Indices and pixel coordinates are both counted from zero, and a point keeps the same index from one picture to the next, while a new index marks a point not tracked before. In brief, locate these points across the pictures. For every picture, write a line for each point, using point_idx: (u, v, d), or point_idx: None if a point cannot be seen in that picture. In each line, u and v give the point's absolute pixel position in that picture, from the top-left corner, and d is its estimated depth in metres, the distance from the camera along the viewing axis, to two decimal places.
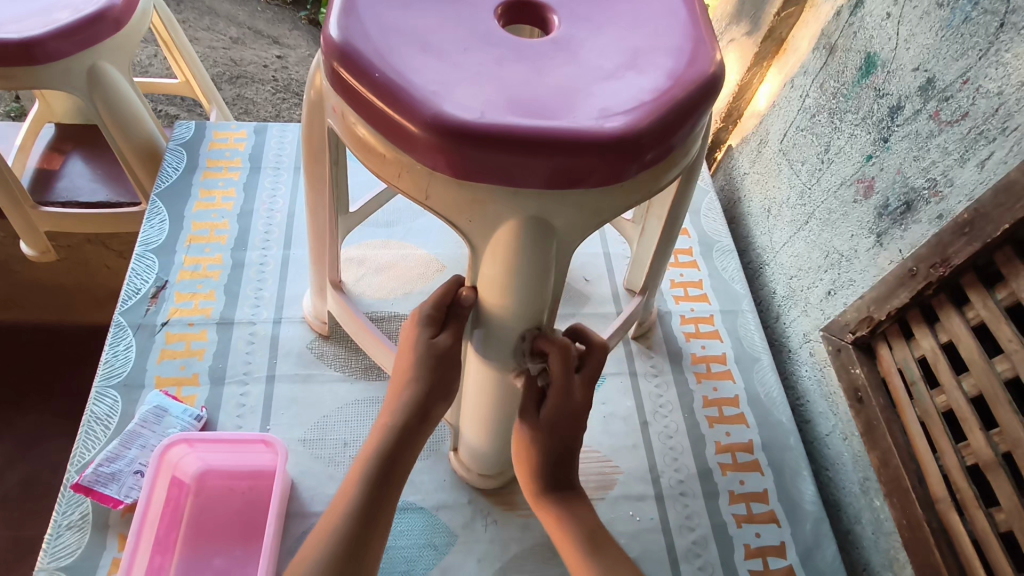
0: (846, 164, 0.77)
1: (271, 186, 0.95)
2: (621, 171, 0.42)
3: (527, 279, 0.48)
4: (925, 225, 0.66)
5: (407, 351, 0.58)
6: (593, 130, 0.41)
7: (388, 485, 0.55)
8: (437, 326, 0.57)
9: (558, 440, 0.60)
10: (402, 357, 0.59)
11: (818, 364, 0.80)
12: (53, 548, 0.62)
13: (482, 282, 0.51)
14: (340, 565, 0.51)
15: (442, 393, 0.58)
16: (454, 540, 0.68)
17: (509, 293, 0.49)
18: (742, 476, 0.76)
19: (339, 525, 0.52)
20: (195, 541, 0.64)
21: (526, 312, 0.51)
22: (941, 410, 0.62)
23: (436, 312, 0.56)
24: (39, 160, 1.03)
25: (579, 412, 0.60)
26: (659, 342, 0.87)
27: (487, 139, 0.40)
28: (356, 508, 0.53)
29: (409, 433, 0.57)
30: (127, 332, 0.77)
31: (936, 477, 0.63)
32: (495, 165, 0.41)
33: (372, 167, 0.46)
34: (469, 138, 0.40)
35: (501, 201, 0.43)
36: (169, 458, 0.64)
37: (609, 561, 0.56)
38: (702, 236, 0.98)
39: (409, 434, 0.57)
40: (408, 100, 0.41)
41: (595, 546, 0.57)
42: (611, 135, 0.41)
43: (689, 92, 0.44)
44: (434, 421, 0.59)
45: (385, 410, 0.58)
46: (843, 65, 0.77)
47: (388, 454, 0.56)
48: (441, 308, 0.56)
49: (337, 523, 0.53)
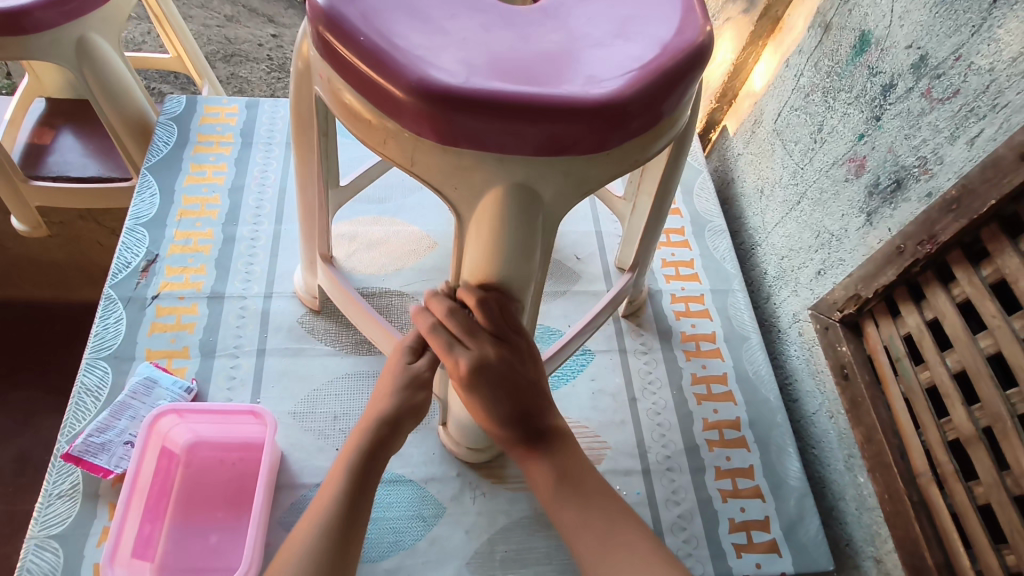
0: (839, 143, 0.77)
1: (262, 161, 0.94)
2: (608, 138, 0.42)
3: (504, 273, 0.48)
4: (914, 203, 0.66)
5: (384, 373, 0.59)
6: (579, 95, 0.41)
7: (370, 478, 0.55)
8: (416, 352, 0.60)
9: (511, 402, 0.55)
10: (381, 377, 0.60)
11: (806, 343, 0.81)
12: (44, 517, 0.63)
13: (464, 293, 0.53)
14: (328, 551, 0.50)
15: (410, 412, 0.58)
16: (442, 512, 0.69)
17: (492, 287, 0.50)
18: (729, 452, 0.77)
19: (325, 519, 0.52)
20: (185, 511, 0.65)
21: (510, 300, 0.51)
22: (925, 386, 0.63)
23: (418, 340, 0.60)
24: (29, 134, 1.03)
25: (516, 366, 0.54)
26: (650, 320, 0.87)
27: (474, 104, 0.40)
28: (342, 496, 0.53)
29: (386, 438, 0.57)
30: (117, 305, 0.77)
31: (918, 452, 0.64)
32: (481, 132, 0.41)
33: (359, 135, 0.45)
34: (455, 102, 0.40)
35: (488, 167, 0.43)
36: (158, 429, 0.65)
37: (596, 510, 0.55)
38: (695, 216, 0.97)
39: (386, 439, 0.57)
40: (392, 64, 0.40)
41: (582, 495, 0.56)
42: (597, 101, 0.41)
43: (676, 60, 0.44)
44: (406, 432, 0.59)
45: (360, 421, 0.58)
46: (837, 44, 0.77)
47: (370, 450, 0.56)
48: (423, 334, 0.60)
49: (325, 508, 0.52)
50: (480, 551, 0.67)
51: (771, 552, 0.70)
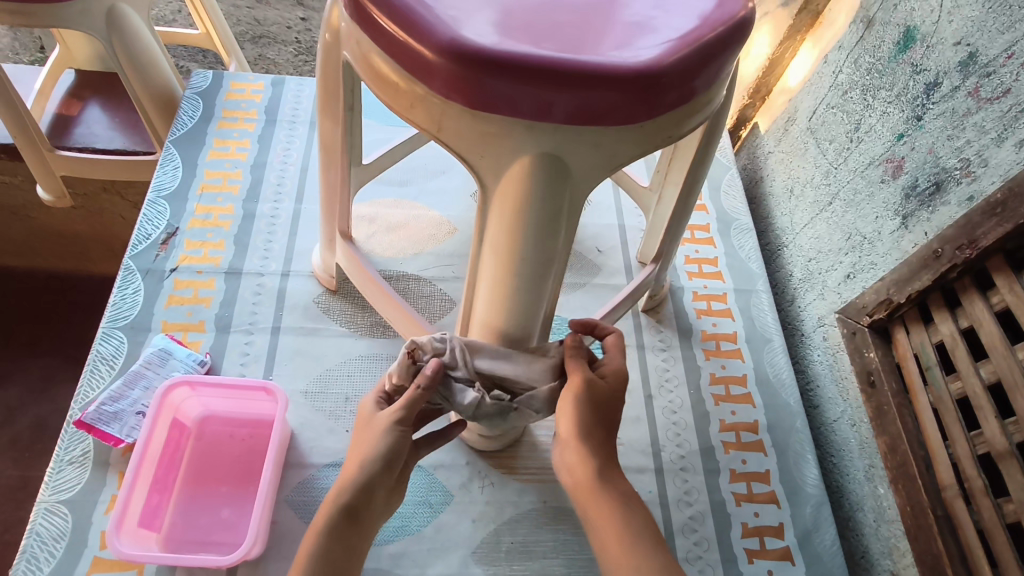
0: (876, 142, 0.76)
1: (285, 139, 0.93)
2: (644, 108, 0.40)
3: (526, 245, 0.46)
4: (954, 207, 0.64)
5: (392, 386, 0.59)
6: (615, 62, 0.39)
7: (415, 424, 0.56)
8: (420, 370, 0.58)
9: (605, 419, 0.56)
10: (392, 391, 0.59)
11: (831, 348, 0.79)
12: (55, 482, 0.63)
13: (485, 283, 0.52)
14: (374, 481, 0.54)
15: (382, 477, 0.54)
16: (450, 500, 0.68)
17: (513, 261, 0.47)
18: (745, 455, 0.75)
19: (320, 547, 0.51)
20: (194, 484, 0.65)
21: (536, 286, 0.50)
22: (956, 397, 0.60)
23: (408, 412, 0.55)
24: (58, 105, 1.05)
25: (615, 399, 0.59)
26: (669, 317, 0.85)
27: (506, 65, 0.38)
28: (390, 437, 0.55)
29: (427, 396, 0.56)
30: (135, 277, 0.77)
31: (946, 465, 0.61)
32: (510, 95, 0.39)
33: (386, 100, 0.44)
34: (487, 64, 0.38)
35: (514, 134, 0.41)
36: (171, 400, 0.64)
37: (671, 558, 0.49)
38: (721, 213, 0.95)
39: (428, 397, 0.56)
40: (422, 24, 0.39)
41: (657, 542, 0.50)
42: (633, 69, 0.39)
43: (715, 34, 0.42)
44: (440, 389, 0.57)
45: (337, 482, 0.54)
46: (880, 40, 0.76)
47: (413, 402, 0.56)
48: (415, 408, 0.55)
49: (375, 444, 0.54)
50: (486, 541, 0.66)
51: (784, 560, 0.68)
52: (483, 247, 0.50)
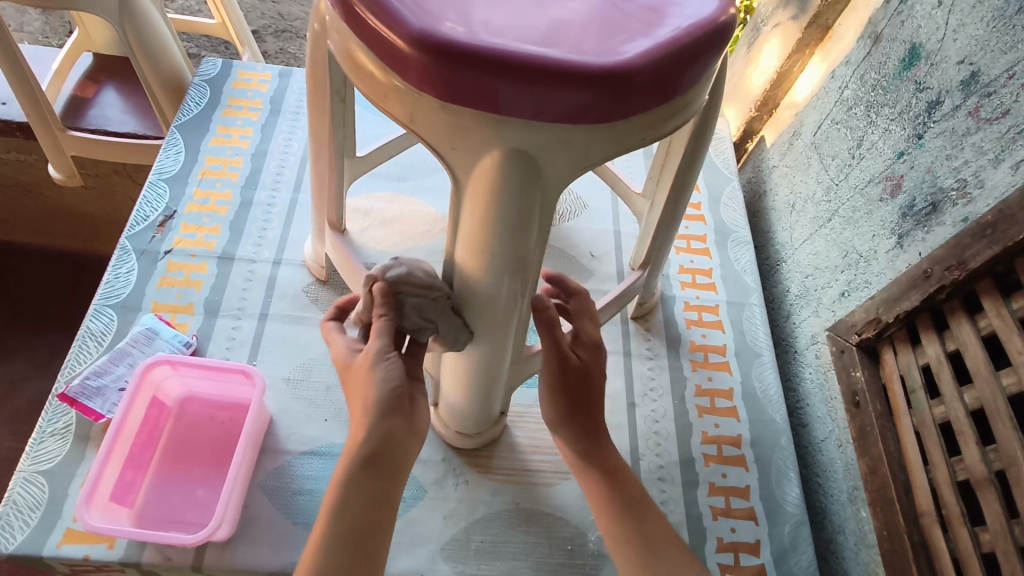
0: (877, 160, 0.75)
1: (288, 130, 0.94)
2: (615, 108, 0.40)
3: (500, 234, 0.46)
4: (948, 227, 0.63)
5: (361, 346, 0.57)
6: (586, 60, 0.39)
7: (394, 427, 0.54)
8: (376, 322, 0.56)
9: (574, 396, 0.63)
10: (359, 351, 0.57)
11: (822, 367, 0.78)
12: (35, 453, 0.64)
13: (460, 278, 0.52)
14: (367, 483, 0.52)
15: (378, 476, 0.52)
16: (423, 495, 0.67)
17: (487, 245, 0.47)
18: (725, 469, 0.74)
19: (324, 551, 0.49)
20: (170, 462, 0.65)
21: (506, 280, 0.50)
22: (938, 421, 0.59)
23: (387, 341, 0.54)
24: (74, 86, 1.07)
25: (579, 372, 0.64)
26: (659, 326, 0.84)
27: (476, 58, 0.38)
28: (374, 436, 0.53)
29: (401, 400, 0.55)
30: (130, 256, 0.78)
31: (924, 490, 0.60)
32: (479, 88, 0.39)
33: (363, 91, 0.44)
34: (457, 56, 0.38)
35: (483, 128, 0.41)
36: (152, 378, 0.65)
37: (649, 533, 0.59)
38: (719, 225, 0.94)
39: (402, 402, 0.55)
40: (395, 15, 0.39)
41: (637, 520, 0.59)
42: (604, 68, 0.39)
43: (693, 39, 0.41)
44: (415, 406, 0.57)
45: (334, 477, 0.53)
46: (886, 56, 0.75)
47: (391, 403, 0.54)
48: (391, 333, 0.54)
49: (358, 446, 0.53)
50: (456, 539, 0.65)
51: None
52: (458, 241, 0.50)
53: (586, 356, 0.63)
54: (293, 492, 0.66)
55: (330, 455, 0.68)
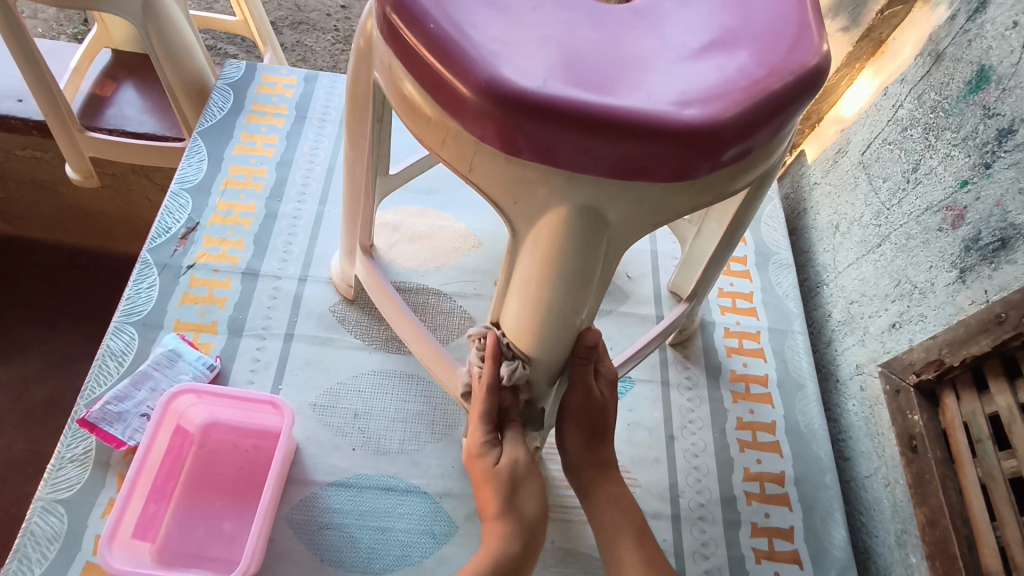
0: (936, 186, 0.71)
1: (314, 138, 0.91)
2: (699, 165, 0.37)
3: (561, 285, 0.43)
4: (1020, 266, 0.59)
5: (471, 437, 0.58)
6: (669, 113, 0.35)
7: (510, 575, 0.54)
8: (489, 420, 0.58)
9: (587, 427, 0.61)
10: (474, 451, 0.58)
11: (868, 400, 0.74)
12: (54, 480, 0.62)
13: (509, 324, 0.49)
14: None
15: None
16: (455, 531, 0.64)
17: (546, 294, 0.43)
18: (768, 509, 0.71)
19: None
20: (193, 494, 0.63)
21: (560, 332, 0.47)
22: (1008, 475, 0.56)
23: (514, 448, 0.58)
24: (92, 84, 1.04)
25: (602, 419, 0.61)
26: (698, 353, 0.81)
27: (549, 111, 0.35)
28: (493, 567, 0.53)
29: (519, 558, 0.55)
30: (151, 271, 0.75)
31: (992, 548, 0.56)
32: (549, 142, 0.35)
33: (417, 133, 0.41)
34: (527, 107, 0.35)
35: (550, 183, 0.38)
36: (176, 406, 0.62)
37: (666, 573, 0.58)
38: (760, 246, 0.90)
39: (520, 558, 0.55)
40: (461, 58, 0.36)
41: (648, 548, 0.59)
42: (689, 123, 0.35)
43: (784, 85, 0.38)
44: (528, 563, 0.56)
45: None
46: (949, 77, 0.70)
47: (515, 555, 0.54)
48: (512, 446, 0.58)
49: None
50: None
51: None
52: (509, 289, 0.47)
53: (607, 389, 0.60)
54: (320, 526, 0.63)
55: (357, 487, 0.65)
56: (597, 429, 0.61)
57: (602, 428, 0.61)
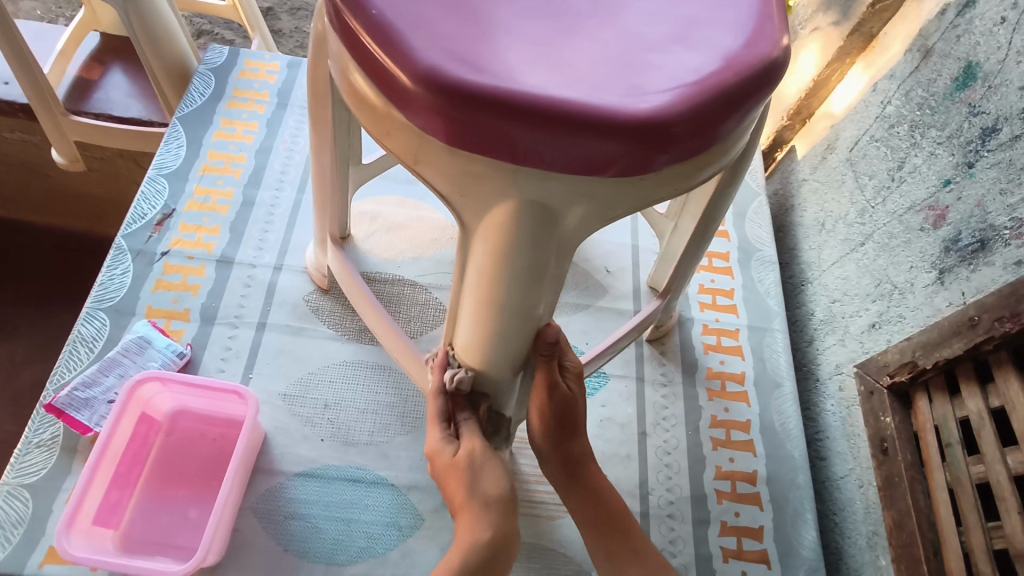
0: (919, 185, 0.69)
1: (295, 125, 0.90)
2: (647, 162, 0.36)
3: (514, 281, 0.42)
4: (998, 269, 0.58)
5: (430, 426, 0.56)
6: (618, 105, 0.34)
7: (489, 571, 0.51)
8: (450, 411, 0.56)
9: (557, 424, 0.59)
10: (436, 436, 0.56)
11: (845, 401, 0.74)
12: (20, 465, 0.62)
13: (464, 318, 0.48)
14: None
15: None
16: (420, 523, 0.64)
17: (499, 288, 0.43)
18: (739, 508, 0.70)
19: None
20: (157, 482, 0.63)
21: (517, 327, 0.47)
22: (976, 481, 0.55)
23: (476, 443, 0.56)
24: (79, 68, 1.03)
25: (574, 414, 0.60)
26: (675, 350, 0.80)
27: (491, 103, 0.33)
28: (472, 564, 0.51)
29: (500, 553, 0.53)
30: (125, 257, 0.75)
31: (956, 554, 0.56)
32: (493, 135, 0.35)
33: (365, 123, 0.39)
34: (469, 98, 0.34)
35: (497, 176, 0.37)
36: (140, 394, 0.62)
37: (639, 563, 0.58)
38: (743, 242, 0.89)
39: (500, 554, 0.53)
40: (403, 46, 0.35)
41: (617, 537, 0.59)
42: (638, 117, 0.34)
43: (740, 80, 0.36)
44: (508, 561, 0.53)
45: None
46: (937, 73, 0.69)
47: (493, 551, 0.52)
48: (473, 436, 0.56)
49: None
50: None
51: None
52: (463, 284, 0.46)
53: (574, 384, 0.59)
54: (285, 516, 0.63)
55: (324, 478, 0.65)
56: (568, 425, 0.59)
57: (573, 424, 0.60)
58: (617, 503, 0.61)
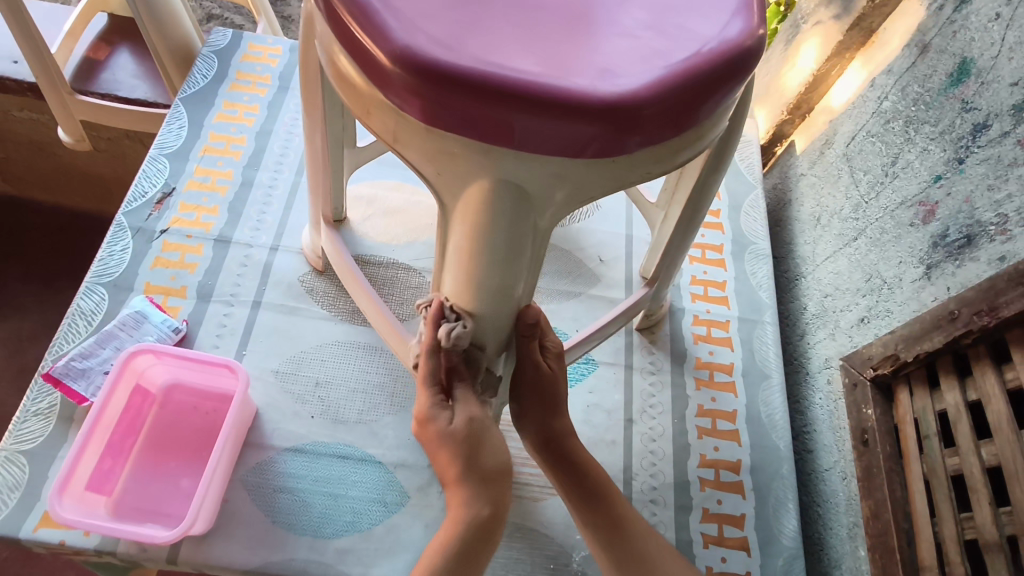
0: (911, 181, 0.70)
1: (295, 109, 0.91)
2: (617, 144, 0.36)
3: (491, 258, 0.43)
4: (983, 264, 0.58)
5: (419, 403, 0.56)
6: (588, 87, 0.35)
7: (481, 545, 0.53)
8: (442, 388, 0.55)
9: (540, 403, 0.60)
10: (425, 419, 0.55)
11: (832, 394, 0.74)
12: (18, 432, 0.64)
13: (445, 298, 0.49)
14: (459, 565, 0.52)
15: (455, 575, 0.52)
16: (406, 500, 0.65)
17: (477, 266, 0.44)
18: (721, 495, 0.71)
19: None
20: (149, 452, 0.64)
21: (497, 306, 0.48)
22: (950, 473, 0.56)
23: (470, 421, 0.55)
24: (87, 48, 1.04)
25: (556, 393, 0.60)
26: (665, 339, 0.81)
27: (464, 82, 0.34)
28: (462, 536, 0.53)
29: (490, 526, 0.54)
30: (125, 234, 0.76)
31: (929, 544, 0.57)
32: (467, 114, 0.35)
33: (347, 102, 0.40)
34: (443, 77, 0.34)
35: (472, 155, 0.38)
36: (134, 366, 0.64)
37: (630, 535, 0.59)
38: (737, 235, 0.90)
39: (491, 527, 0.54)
40: (380, 25, 0.35)
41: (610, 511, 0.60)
42: (607, 99, 0.35)
43: (711, 65, 0.37)
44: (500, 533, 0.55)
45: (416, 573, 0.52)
46: (932, 69, 0.69)
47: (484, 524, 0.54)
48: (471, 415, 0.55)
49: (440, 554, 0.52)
50: None
51: None
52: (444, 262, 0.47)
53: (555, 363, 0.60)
54: (274, 489, 0.64)
55: (312, 453, 0.67)
56: (550, 403, 0.60)
57: (556, 403, 0.60)
58: (606, 479, 0.62)
